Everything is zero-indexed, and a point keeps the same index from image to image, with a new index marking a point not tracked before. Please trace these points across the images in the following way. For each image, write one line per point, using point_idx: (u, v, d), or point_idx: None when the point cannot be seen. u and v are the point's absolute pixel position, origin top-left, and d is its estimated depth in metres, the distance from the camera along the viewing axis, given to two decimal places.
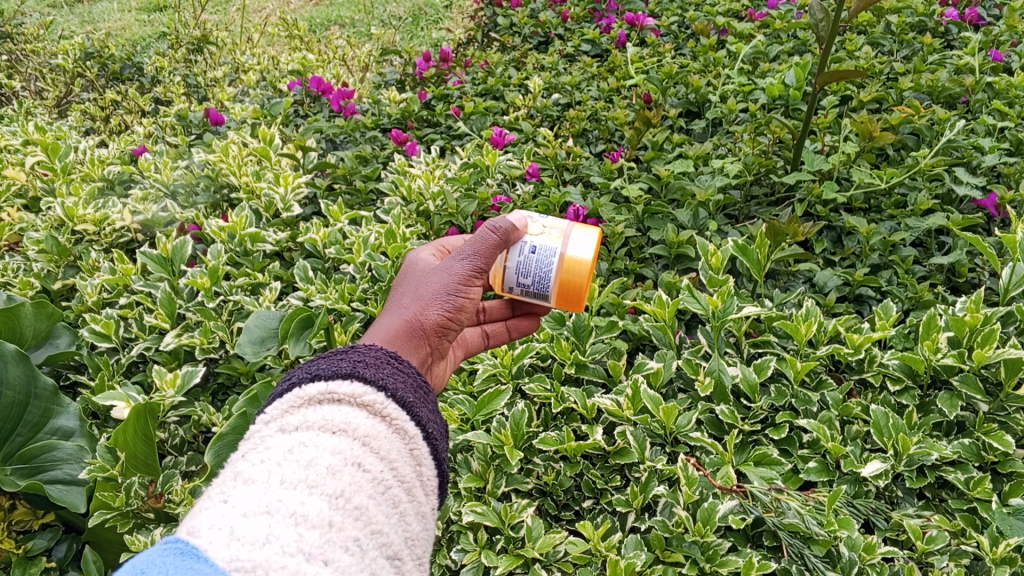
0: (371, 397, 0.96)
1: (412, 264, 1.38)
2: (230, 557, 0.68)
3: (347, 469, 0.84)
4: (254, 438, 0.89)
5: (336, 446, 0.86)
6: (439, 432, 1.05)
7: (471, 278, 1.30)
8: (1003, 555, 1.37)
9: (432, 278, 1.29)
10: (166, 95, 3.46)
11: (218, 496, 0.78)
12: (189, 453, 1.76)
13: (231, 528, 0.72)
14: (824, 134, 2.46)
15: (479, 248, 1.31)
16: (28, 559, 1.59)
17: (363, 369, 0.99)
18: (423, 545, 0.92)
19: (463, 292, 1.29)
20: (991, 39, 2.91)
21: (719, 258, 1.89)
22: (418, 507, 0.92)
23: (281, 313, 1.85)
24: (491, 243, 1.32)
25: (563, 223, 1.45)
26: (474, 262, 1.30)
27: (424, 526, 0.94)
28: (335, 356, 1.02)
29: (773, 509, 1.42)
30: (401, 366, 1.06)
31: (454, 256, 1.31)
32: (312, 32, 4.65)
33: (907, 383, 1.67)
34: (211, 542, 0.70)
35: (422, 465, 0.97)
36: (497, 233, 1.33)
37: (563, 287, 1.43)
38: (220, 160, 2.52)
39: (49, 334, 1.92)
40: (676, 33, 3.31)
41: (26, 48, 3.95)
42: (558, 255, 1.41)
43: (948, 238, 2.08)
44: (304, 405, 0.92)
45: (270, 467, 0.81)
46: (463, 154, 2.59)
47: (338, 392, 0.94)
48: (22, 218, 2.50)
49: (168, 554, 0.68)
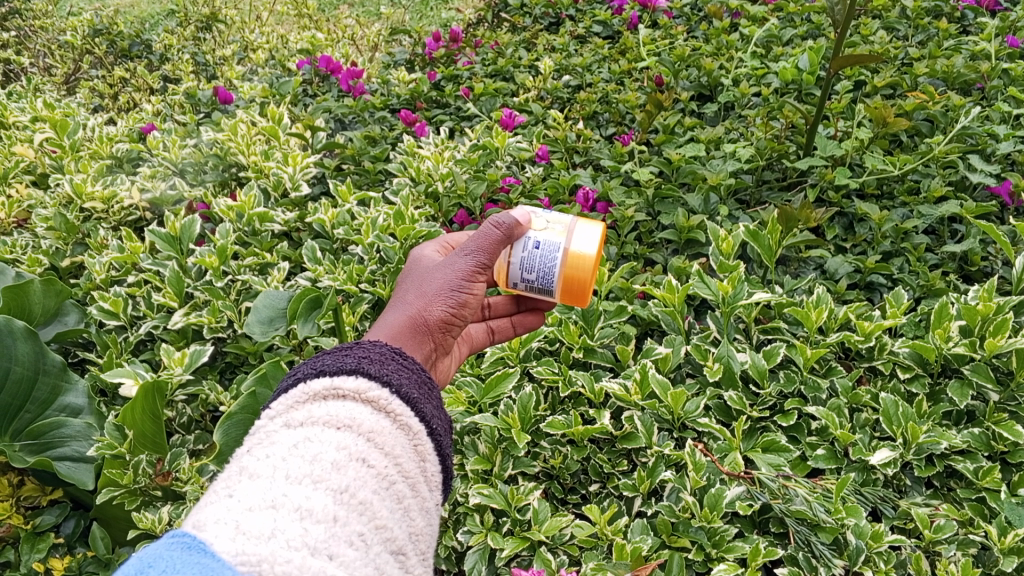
0: (376, 393, 0.95)
1: (416, 260, 1.37)
2: (237, 551, 0.68)
3: (352, 464, 0.84)
4: (259, 433, 0.88)
5: (340, 441, 0.86)
6: (443, 427, 1.04)
7: (475, 274, 1.28)
8: (1012, 545, 1.37)
9: (436, 274, 1.28)
10: (174, 73, 3.44)
11: (224, 490, 0.78)
12: (197, 431, 1.78)
13: (236, 521, 0.72)
14: (837, 119, 2.43)
15: (482, 245, 1.29)
16: (37, 535, 1.61)
17: (367, 364, 0.98)
18: (427, 540, 0.93)
19: (467, 288, 1.27)
20: (1008, 24, 2.85)
21: (730, 244, 1.87)
22: (422, 502, 0.92)
23: (290, 292, 1.81)
24: (495, 239, 1.30)
25: (568, 219, 1.43)
26: (477, 258, 1.28)
27: (429, 521, 0.94)
28: (339, 352, 1.01)
29: (781, 495, 1.43)
30: (405, 362, 1.05)
31: (457, 252, 1.29)
32: (321, 10, 4.60)
33: (917, 372, 1.67)
34: (216, 535, 0.70)
35: (426, 460, 0.96)
36: (500, 229, 1.31)
37: (570, 290, 1.42)
38: (229, 139, 2.50)
39: (58, 312, 1.92)
40: (689, 15, 3.25)
41: (34, 23, 3.91)
42: (563, 250, 1.39)
43: (961, 226, 2.06)
44: (309, 401, 0.92)
45: (275, 462, 0.81)
46: (473, 135, 2.57)
47: (343, 388, 0.93)
48: (30, 196, 2.48)
49: (174, 548, 0.68)
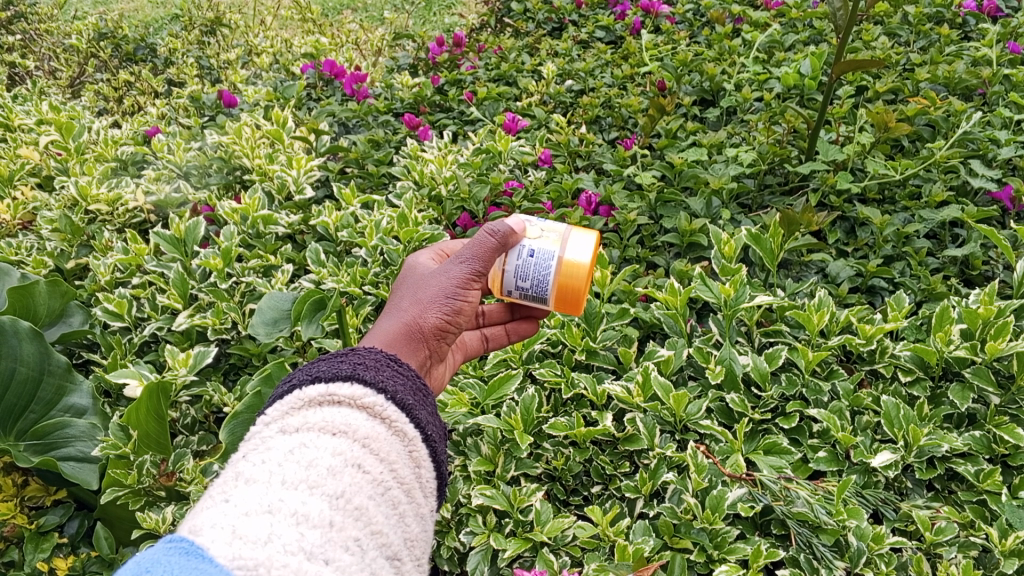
0: (371, 399, 0.96)
1: (411, 267, 1.38)
2: (233, 556, 0.69)
3: (347, 470, 0.84)
4: (255, 439, 0.89)
5: (336, 447, 0.86)
6: (438, 433, 1.05)
7: (469, 281, 1.29)
8: (1013, 547, 1.37)
9: (431, 281, 1.28)
10: (179, 77, 3.47)
11: (219, 495, 0.79)
12: (200, 432, 1.78)
13: (233, 526, 0.73)
14: (839, 124, 2.45)
15: (477, 252, 1.30)
16: (41, 535, 1.62)
17: (363, 371, 0.99)
18: (422, 546, 0.93)
19: (461, 295, 1.28)
20: (1009, 30, 2.87)
21: (732, 247, 1.89)
22: (417, 508, 0.93)
23: (294, 294, 1.82)
24: (490, 247, 1.31)
25: (560, 229, 1.43)
26: (473, 265, 1.29)
27: (423, 527, 0.95)
28: (335, 359, 1.02)
29: (783, 498, 1.44)
30: (400, 368, 1.06)
31: (452, 259, 1.30)
32: (325, 16, 4.63)
33: (918, 375, 1.67)
34: (213, 540, 0.71)
35: (421, 467, 0.97)
36: (495, 237, 1.31)
37: (565, 305, 1.44)
38: (234, 142, 2.51)
39: (63, 313, 1.93)
40: (691, 21, 3.28)
41: (40, 27, 3.94)
42: (557, 258, 1.40)
43: (962, 230, 2.07)
44: (304, 407, 0.92)
45: (271, 467, 0.81)
46: (476, 139, 2.58)
47: (339, 395, 0.94)
48: (35, 198, 2.50)
49: (173, 552, 0.69)
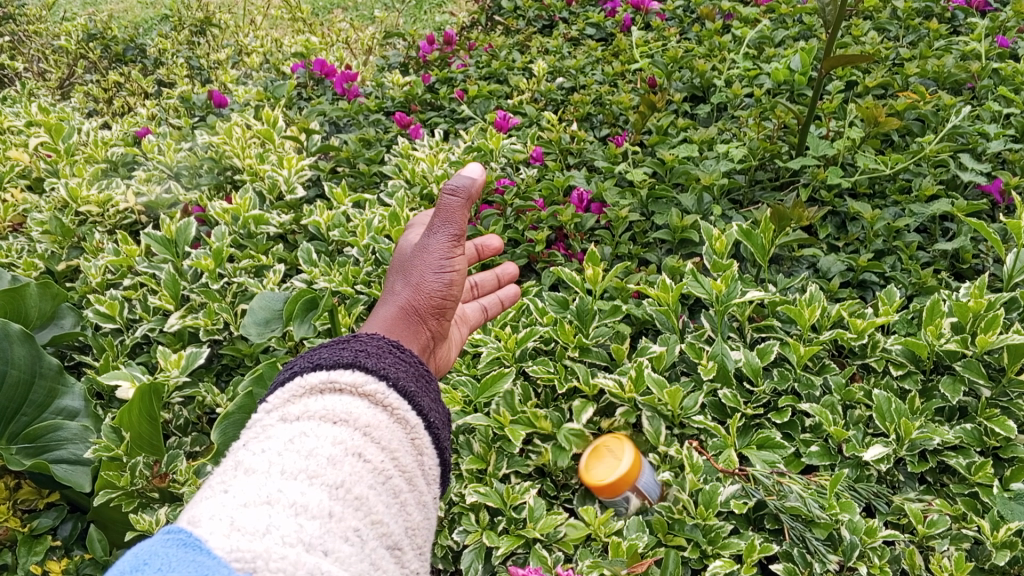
0: (372, 387, 0.96)
1: (399, 251, 1.38)
2: (230, 548, 0.69)
3: (347, 459, 0.84)
4: (256, 427, 0.89)
5: (336, 436, 0.86)
6: (441, 420, 1.05)
7: (451, 249, 1.27)
8: (1004, 539, 1.37)
9: (416, 259, 1.27)
10: (169, 77, 3.45)
11: (219, 486, 0.79)
12: (194, 433, 1.78)
13: (231, 517, 0.73)
14: (829, 119, 2.45)
15: (446, 216, 1.25)
16: (34, 538, 1.60)
17: (364, 358, 0.99)
18: (424, 535, 0.93)
19: (450, 265, 1.27)
20: (998, 24, 2.88)
21: (723, 243, 1.88)
22: (418, 497, 0.93)
23: (286, 293, 1.82)
24: (457, 206, 1.24)
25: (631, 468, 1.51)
26: (449, 231, 1.26)
27: (426, 515, 0.95)
28: (336, 346, 1.02)
29: (776, 492, 1.45)
30: (402, 355, 1.06)
31: (429, 230, 1.28)
32: (316, 15, 4.61)
33: (909, 368, 1.69)
34: (212, 532, 0.71)
35: (424, 454, 0.97)
36: (459, 195, 1.22)
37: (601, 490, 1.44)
38: (224, 142, 2.50)
39: (54, 315, 1.91)
40: (682, 17, 3.27)
41: (28, 28, 3.91)
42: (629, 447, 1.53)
43: (952, 224, 2.09)
44: (305, 395, 0.93)
45: (270, 457, 0.81)
46: (468, 137, 2.58)
47: (340, 382, 0.95)
48: (25, 200, 2.49)
49: (170, 545, 0.68)
